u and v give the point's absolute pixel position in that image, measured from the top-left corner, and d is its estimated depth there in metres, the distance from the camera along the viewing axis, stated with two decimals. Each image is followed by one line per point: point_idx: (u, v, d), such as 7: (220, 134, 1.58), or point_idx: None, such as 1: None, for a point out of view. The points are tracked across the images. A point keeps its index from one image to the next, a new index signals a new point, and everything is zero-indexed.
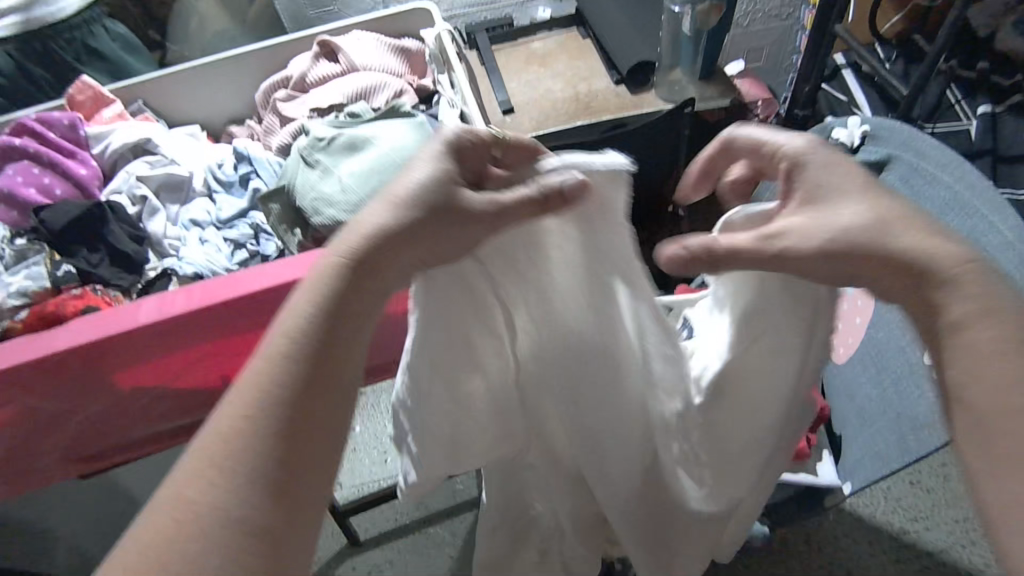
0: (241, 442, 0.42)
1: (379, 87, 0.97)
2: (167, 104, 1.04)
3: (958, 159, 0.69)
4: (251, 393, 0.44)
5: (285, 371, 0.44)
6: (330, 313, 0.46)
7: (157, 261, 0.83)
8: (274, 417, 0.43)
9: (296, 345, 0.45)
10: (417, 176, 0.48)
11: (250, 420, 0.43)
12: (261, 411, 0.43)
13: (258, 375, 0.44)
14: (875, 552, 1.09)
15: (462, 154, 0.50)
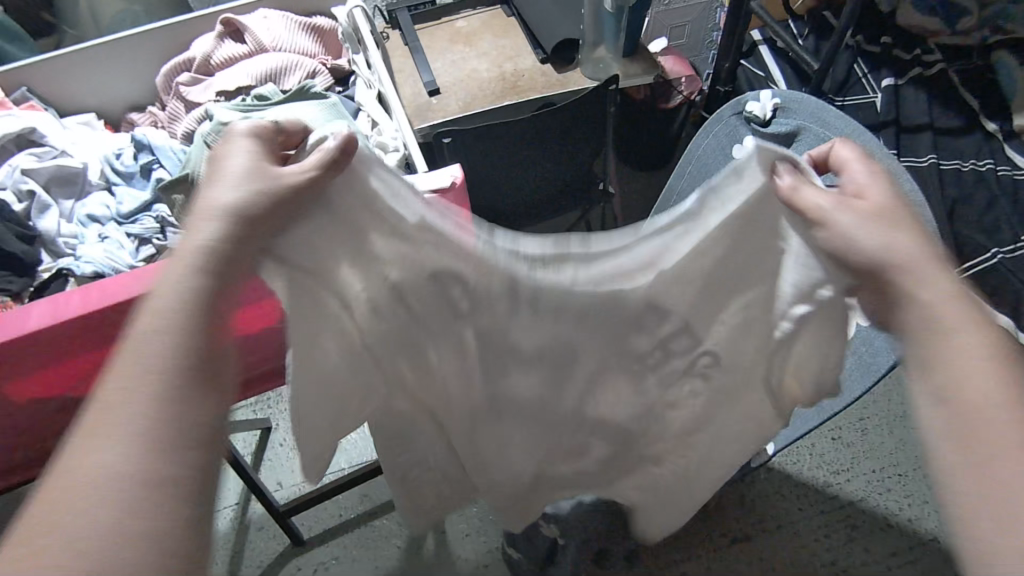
0: (107, 461, 0.36)
1: (290, 67, 0.92)
2: (54, 91, 0.95)
3: (860, 129, 0.72)
4: (122, 388, 0.38)
5: (148, 398, 0.38)
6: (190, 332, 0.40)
7: (52, 261, 0.77)
8: (146, 423, 0.37)
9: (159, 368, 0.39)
10: (234, 173, 0.44)
11: (115, 462, 0.36)
12: (130, 422, 0.37)
13: (124, 380, 0.38)
14: (801, 505, 1.15)
15: (260, 139, 0.46)
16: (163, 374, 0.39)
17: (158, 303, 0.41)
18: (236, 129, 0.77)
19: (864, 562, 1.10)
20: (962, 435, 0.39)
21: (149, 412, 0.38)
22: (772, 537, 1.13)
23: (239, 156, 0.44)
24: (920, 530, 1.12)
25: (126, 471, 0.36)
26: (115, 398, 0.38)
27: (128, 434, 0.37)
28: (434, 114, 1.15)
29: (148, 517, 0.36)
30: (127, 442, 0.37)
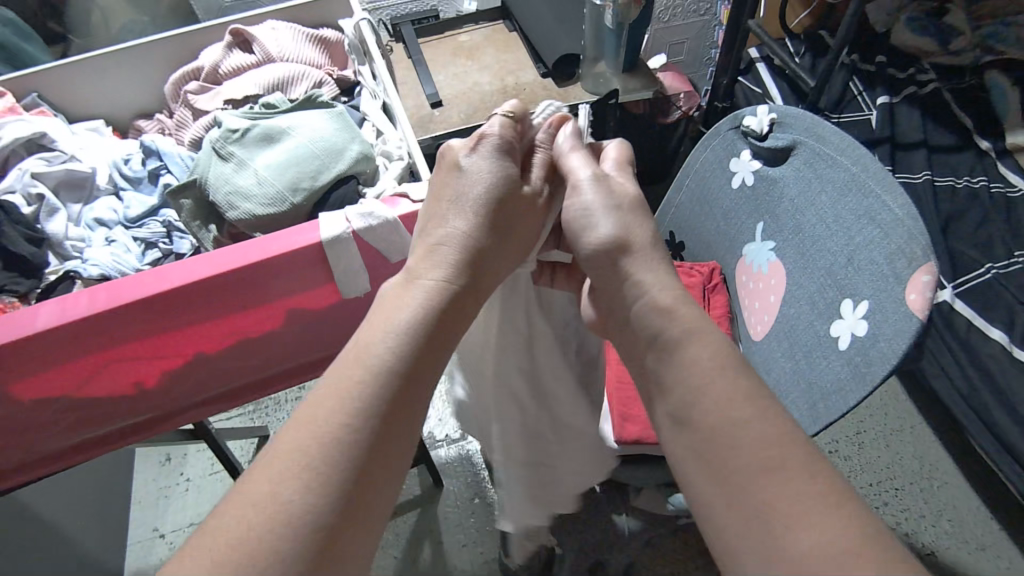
0: (291, 481, 0.37)
1: (298, 77, 0.94)
2: (63, 97, 0.97)
3: (854, 143, 0.73)
4: (322, 413, 0.40)
5: (350, 414, 0.40)
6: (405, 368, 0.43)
7: (59, 264, 0.78)
8: (335, 458, 0.39)
9: (368, 396, 0.41)
10: (476, 186, 0.52)
11: (297, 478, 0.38)
12: (320, 453, 0.39)
13: (328, 405, 0.41)
14: None
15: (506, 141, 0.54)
16: (360, 412, 0.40)
17: (375, 338, 0.44)
18: (244, 136, 0.78)
19: None
20: (702, 449, 0.43)
21: (339, 448, 0.39)
22: None
23: (483, 172, 0.52)
24: (917, 544, 1.12)
25: (304, 499, 0.37)
26: (312, 421, 0.40)
27: (317, 462, 0.38)
28: (437, 125, 1.17)
29: (299, 561, 0.36)
30: (312, 468, 0.38)
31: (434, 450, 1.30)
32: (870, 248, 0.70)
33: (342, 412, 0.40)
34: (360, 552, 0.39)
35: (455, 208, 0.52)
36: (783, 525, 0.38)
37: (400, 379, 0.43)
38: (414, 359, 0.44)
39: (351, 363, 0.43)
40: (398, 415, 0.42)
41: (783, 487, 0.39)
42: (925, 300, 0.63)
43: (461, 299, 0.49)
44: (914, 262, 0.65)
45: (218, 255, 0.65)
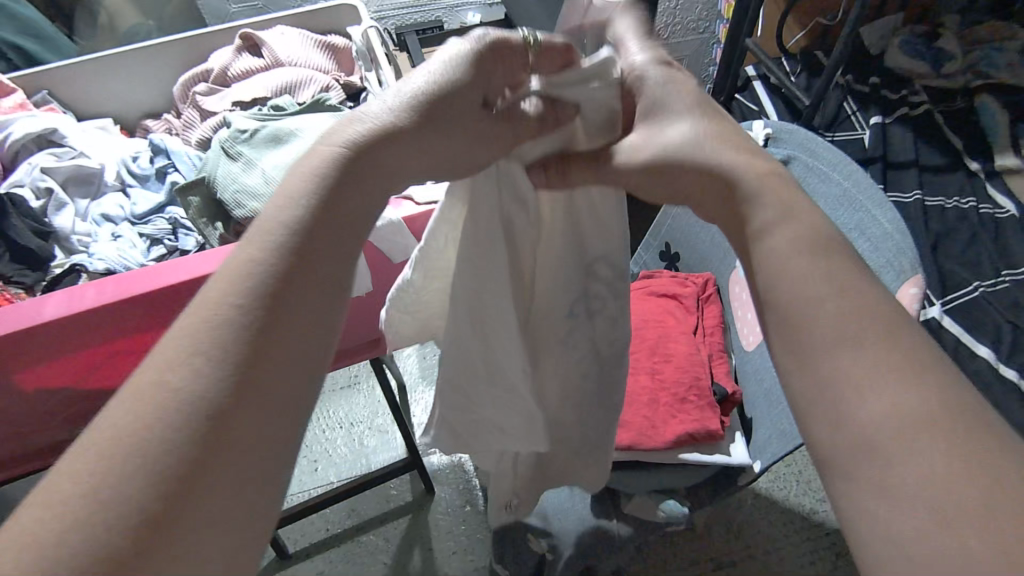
0: (143, 422, 0.32)
1: (305, 81, 0.96)
2: (73, 95, 0.98)
3: (847, 159, 0.75)
4: (177, 345, 0.35)
5: (233, 306, 0.36)
6: (296, 254, 0.39)
7: (64, 257, 0.79)
8: (195, 388, 0.33)
9: (257, 279, 0.37)
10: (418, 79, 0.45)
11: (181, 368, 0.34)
12: (176, 385, 0.33)
13: (186, 331, 0.35)
14: (787, 532, 1.17)
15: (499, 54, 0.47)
16: (245, 304, 0.37)
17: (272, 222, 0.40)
18: (253, 136, 0.81)
19: None
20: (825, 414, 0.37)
21: (201, 378, 0.34)
22: (757, 565, 1.13)
23: (437, 60, 0.45)
24: None
25: (162, 442, 0.32)
26: (179, 357, 0.34)
27: (180, 395, 0.33)
28: None
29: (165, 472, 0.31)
30: (171, 405, 0.33)
31: (426, 457, 1.31)
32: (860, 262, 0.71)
33: (203, 338, 0.35)
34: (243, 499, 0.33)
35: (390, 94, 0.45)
36: (868, 390, 0.36)
37: (284, 281, 0.38)
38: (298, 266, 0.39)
39: (244, 254, 0.38)
40: (282, 330, 0.37)
41: (877, 359, 0.37)
42: (912, 311, 0.62)
43: (353, 196, 0.43)
44: (903, 275, 0.66)
45: (208, 252, 0.67)
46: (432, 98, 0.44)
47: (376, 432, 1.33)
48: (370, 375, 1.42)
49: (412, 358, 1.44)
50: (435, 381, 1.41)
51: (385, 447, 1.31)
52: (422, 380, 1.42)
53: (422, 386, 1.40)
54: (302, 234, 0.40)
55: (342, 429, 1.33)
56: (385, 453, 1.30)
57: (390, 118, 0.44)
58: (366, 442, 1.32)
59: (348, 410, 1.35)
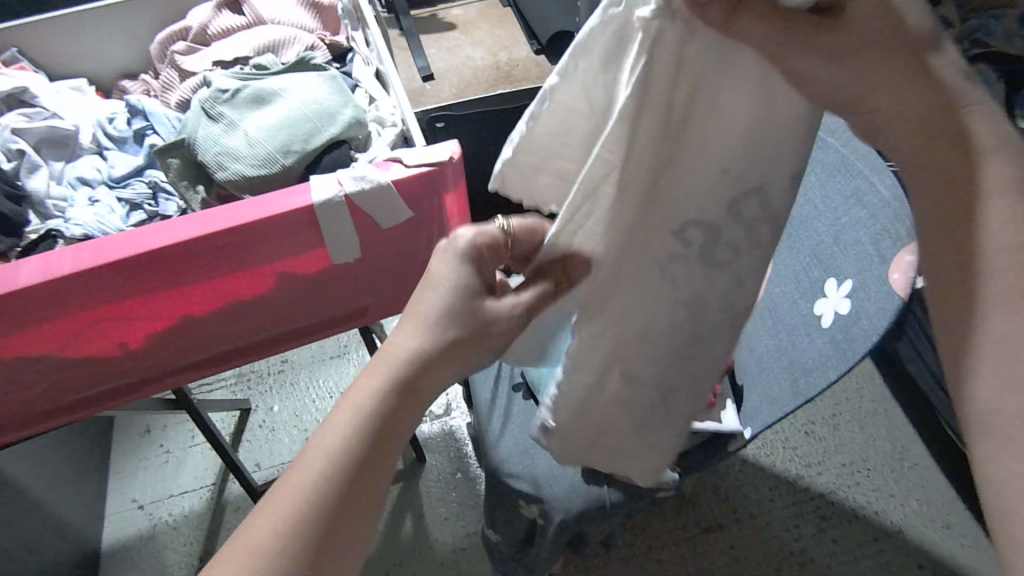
0: (299, 524, 0.39)
1: (289, 40, 0.92)
2: (45, 54, 0.94)
3: (845, 125, 0.75)
4: (319, 461, 0.41)
5: (323, 483, 0.41)
6: (372, 446, 0.43)
7: (40, 223, 0.77)
8: (341, 489, 0.41)
9: (341, 467, 0.42)
10: (458, 278, 0.50)
11: (275, 537, 0.39)
12: (330, 488, 0.41)
13: (332, 445, 0.42)
14: (773, 497, 1.19)
15: (484, 238, 0.51)
16: (331, 477, 0.41)
17: (357, 402, 0.44)
18: (234, 97, 0.78)
19: (831, 552, 1.13)
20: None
21: (346, 483, 0.42)
22: (744, 529, 1.15)
23: (463, 253, 0.50)
24: (886, 523, 1.15)
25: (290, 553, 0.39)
26: (278, 510, 0.40)
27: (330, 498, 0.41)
28: (427, 99, 1.14)
29: None
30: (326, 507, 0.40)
31: (417, 426, 1.31)
32: (856, 228, 0.71)
33: (347, 456, 0.42)
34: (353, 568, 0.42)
35: (438, 293, 0.49)
36: None
37: (377, 437, 0.44)
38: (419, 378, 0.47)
39: (328, 440, 0.42)
40: (359, 500, 0.42)
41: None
42: (907, 279, 0.64)
43: (421, 385, 0.47)
44: (899, 242, 0.66)
45: (186, 220, 0.64)
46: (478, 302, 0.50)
47: None
48: (360, 346, 1.40)
49: None
50: None
51: None
52: None
53: None
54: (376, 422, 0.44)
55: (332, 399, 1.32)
56: None
57: (452, 319, 0.48)
58: None
59: (337, 380, 1.34)
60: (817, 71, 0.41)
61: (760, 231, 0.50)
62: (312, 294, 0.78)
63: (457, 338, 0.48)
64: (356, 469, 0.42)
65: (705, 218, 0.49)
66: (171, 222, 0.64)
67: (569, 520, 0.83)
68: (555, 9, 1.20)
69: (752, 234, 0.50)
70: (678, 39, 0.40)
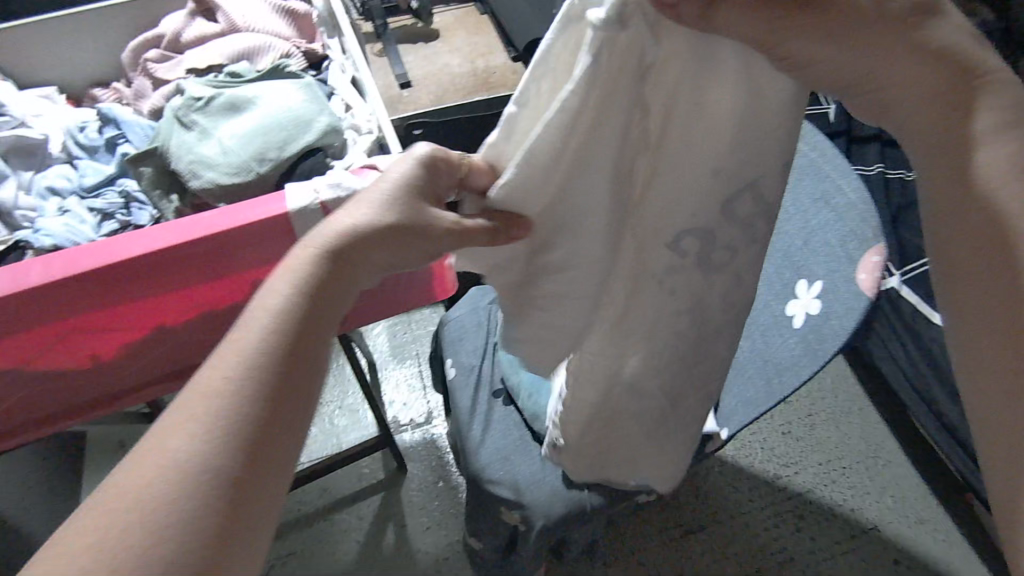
0: (214, 423, 0.39)
1: (264, 48, 0.92)
2: (13, 62, 0.93)
3: (813, 130, 0.77)
4: (169, 458, 0.37)
5: (242, 382, 0.41)
6: (290, 348, 0.43)
7: (9, 233, 0.75)
8: (206, 482, 0.37)
9: (257, 365, 0.41)
10: (384, 192, 0.48)
11: (189, 437, 0.38)
12: (190, 483, 0.37)
13: (179, 438, 0.38)
14: (752, 497, 1.20)
15: (430, 167, 0.50)
16: (247, 377, 0.41)
17: (268, 305, 0.44)
18: (208, 104, 0.77)
19: (809, 550, 1.15)
20: None
21: (211, 473, 0.37)
22: (723, 530, 1.17)
23: (396, 176, 0.49)
24: (862, 520, 1.17)
25: (213, 453, 0.38)
26: (191, 418, 0.39)
27: (194, 491, 0.37)
28: (405, 106, 1.14)
29: (193, 530, 0.36)
30: (189, 503, 0.36)
31: (398, 435, 1.30)
32: (825, 231, 0.73)
33: (204, 446, 0.38)
34: (287, 469, 0.41)
35: (359, 206, 0.48)
36: None
37: (295, 338, 0.43)
38: (292, 352, 0.43)
39: (242, 342, 0.42)
40: (282, 402, 0.42)
41: None
42: (873, 280, 0.68)
43: (336, 288, 0.46)
44: (866, 243, 0.68)
45: (158, 228, 0.64)
46: (400, 208, 0.48)
47: (346, 411, 1.31)
48: (339, 354, 1.39)
49: (382, 336, 1.43)
50: (408, 358, 1.40)
51: (356, 426, 1.30)
52: (392, 357, 1.40)
53: (393, 364, 1.38)
54: (291, 325, 0.44)
55: None
56: (356, 432, 1.29)
57: (370, 224, 0.47)
58: (336, 421, 1.30)
59: None
60: (819, 55, 0.42)
61: (755, 228, 0.52)
62: None
63: (387, 235, 0.47)
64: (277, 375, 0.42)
65: (691, 227, 0.50)
66: (143, 231, 0.64)
67: (550, 525, 0.83)
68: (531, 16, 1.21)
69: (747, 235, 0.52)
70: (645, 37, 0.41)
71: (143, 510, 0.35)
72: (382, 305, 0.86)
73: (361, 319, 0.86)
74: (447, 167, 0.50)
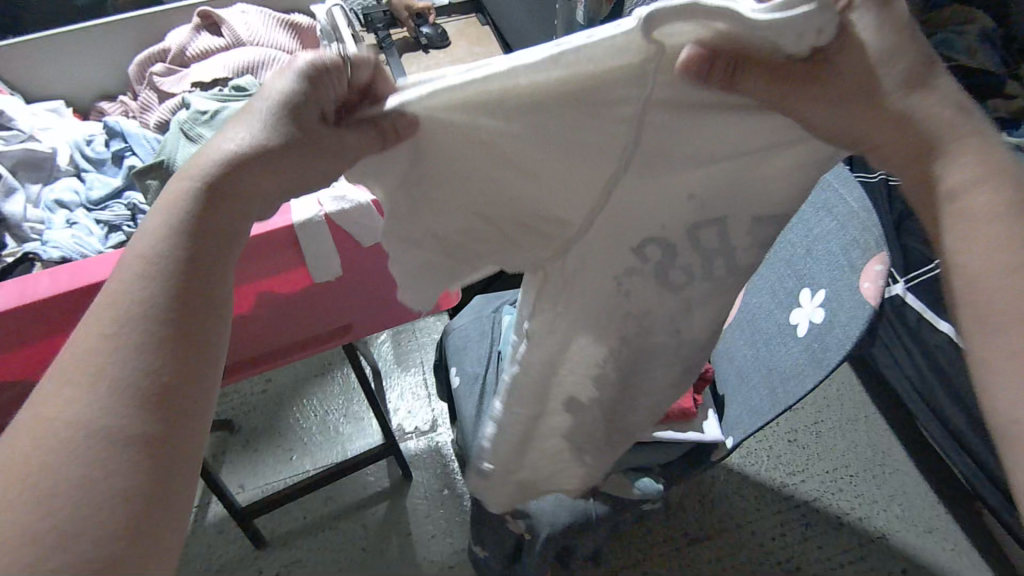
0: (98, 376, 0.36)
1: (268, 61, 0.93)
2: (21, 77, 0.94)
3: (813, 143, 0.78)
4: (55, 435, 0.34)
5: (128, 327, 0.37)
6: (181, 283, 0.39)
7: (17, 245, 0.76)
8: (98, 435, 0.34)
9: (144, 309, 0.38)
10: (264, 106, 0.42)
11: (75, 394, 0.35)
12: (79, 436, 0.34)
13: (62, 412, 0.34)
14: (758, 505, 1.20)
15: (310, 77, 0.42)
16: (135, 323, 0.37)
17: (153, 244, 0.40)
18: (212, 118, 0.79)
19: (817, 559, 1.14)
20: None
21: (102, 425, 0.35)
22: (730, 539, 1.16)
23: (277, 88, 0.42)
24: (869, 527, 1.17)
25: (102, 406, 0.35)
26: (76, 375, 0.36)
27: (89, 466, 0.34)
28: None
29: (92, 485, 0.33)
30: (88, 478, 0.33)
31: (402, 443, 1.30)
32: (827, 240, 0.73)
33: (97, 414, 0.35)
34: (200, 412, 0.39)
35: (242, 122, 0.42)
36: None
37: (187, 274, 0.39)
38: (190, 300, 0.39)
39: (126, 286, 0.39)
40: (186, 341, 0.38)
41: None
42: (877, 289, 0.65)
43: (227, 214, 0.42)
44: (868, 251, 0.68)
45: None
46: (284, 118, 0.41)
47: (351, 420, 1.31)
48: (343, 363, 1.40)
49: (387, 345, 1.43)
50: (412, 367, 1.40)
51: (361, 434, 1.30)
52: (396, 365, 1.41)
53: (397, 373, 1.39)
54: (180, 260, 0.40)
55: (316, 417, 1.31)
56: (361, 440, 1.29)
57: (250, 139, 0.41)
58: (341, 429, 1.31)
59: (321, 399, 1.34)
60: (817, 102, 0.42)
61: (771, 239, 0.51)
62: (297, 312, 0.78)
63: (271, 148, 0.41)
64: (167, 317, 0.38)
65: (695, 238, 0.50)
66: None
67: (555, 534, 0.84)
68: (532, 27, 1.22)
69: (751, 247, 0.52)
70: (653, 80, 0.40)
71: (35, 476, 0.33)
72: (387, 315, 0.87)
73: (365, 329, 0.87)
74: (334, 75, 0.42)
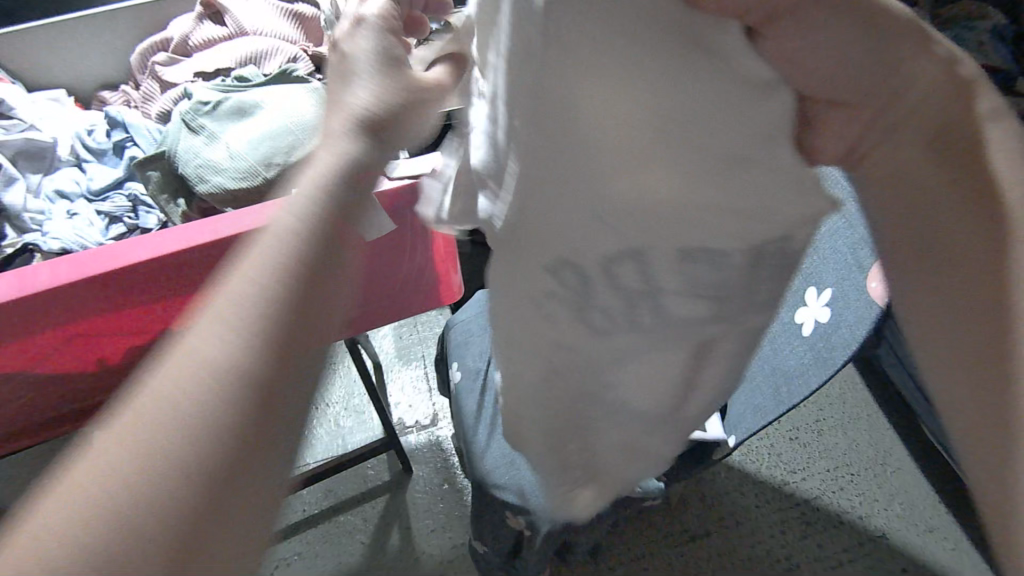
0: (200, 393, 0.27)
1: (271, 52, 0.92)
2: (23, 65, 0.93)
3: None
4: (164, 424, 0.26)
5: (232, 335, 0.28)
6: (294, 279, 0.30)
7: (17, 236, 0.76)
8: (193, 470, 0.26)
9: (249, 309, 0.29)
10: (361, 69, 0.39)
11: (173, 416, 0.26)
12: (177, 469, 0.26)
13: (174, 373, 0.27)
14: (759, 503, 1.19)
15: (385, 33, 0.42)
16: (244, 326, 0.28)
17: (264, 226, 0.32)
18: (215, 109, 0.78)
19: (816, 558, 1.14)
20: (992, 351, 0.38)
21: (193, 458, 0.26)
22: (729, 536, 1.16)
23: (366, 50, 0.40)
24: (869, 527, 1.16)
25: (203, 434, 0.26)
26: (177, 395, 0.27)
27: (192, 465, 0.26)
28: None
29: (174, 539, 0.25)
30: (192, 482, 0.26)
31: (404, 436, 1.30)
32: (837, 238, 0.71)
33: (209, 401, 0.27)
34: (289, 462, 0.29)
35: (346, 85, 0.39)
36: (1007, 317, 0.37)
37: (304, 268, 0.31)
38: (313, 277, 0.31)
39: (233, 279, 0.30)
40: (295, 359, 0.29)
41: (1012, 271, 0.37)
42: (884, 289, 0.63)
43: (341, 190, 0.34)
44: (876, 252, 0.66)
45: (165, 232, 0.64)
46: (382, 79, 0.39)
47: (352, 413, 1.31)
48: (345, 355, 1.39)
49: (389, 338, 1.43)
50: (414, 360, 1.40)
51: (361, 428, 1.30)
52: (398, 359, 1.40)
53: (399, 366, 1.38)
54: (291, 252, 0.31)
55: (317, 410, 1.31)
56: (362, 433, 1.29)
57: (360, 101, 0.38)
58: (342, 422, 1.30)
59: (322, 391, 1.33)
60: None
61: None
62: None
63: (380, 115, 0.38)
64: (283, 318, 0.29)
65: None
66: (149, 233, 0.64)
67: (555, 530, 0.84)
68: None
69: None
70: None
71: (104, 521, 0.24)
72: (390, 309, 0.86)
73: (366, 323, 0.86)
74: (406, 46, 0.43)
